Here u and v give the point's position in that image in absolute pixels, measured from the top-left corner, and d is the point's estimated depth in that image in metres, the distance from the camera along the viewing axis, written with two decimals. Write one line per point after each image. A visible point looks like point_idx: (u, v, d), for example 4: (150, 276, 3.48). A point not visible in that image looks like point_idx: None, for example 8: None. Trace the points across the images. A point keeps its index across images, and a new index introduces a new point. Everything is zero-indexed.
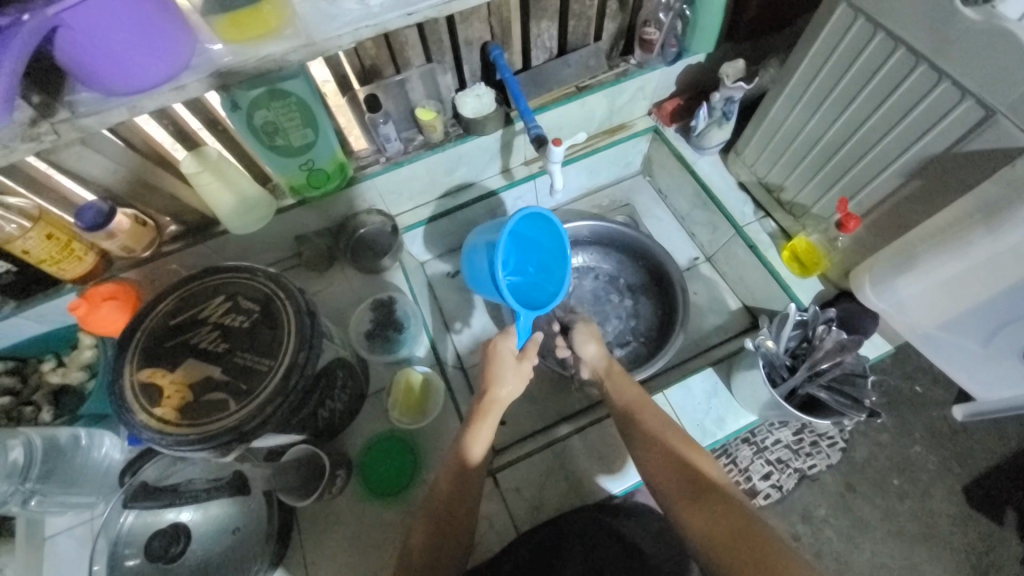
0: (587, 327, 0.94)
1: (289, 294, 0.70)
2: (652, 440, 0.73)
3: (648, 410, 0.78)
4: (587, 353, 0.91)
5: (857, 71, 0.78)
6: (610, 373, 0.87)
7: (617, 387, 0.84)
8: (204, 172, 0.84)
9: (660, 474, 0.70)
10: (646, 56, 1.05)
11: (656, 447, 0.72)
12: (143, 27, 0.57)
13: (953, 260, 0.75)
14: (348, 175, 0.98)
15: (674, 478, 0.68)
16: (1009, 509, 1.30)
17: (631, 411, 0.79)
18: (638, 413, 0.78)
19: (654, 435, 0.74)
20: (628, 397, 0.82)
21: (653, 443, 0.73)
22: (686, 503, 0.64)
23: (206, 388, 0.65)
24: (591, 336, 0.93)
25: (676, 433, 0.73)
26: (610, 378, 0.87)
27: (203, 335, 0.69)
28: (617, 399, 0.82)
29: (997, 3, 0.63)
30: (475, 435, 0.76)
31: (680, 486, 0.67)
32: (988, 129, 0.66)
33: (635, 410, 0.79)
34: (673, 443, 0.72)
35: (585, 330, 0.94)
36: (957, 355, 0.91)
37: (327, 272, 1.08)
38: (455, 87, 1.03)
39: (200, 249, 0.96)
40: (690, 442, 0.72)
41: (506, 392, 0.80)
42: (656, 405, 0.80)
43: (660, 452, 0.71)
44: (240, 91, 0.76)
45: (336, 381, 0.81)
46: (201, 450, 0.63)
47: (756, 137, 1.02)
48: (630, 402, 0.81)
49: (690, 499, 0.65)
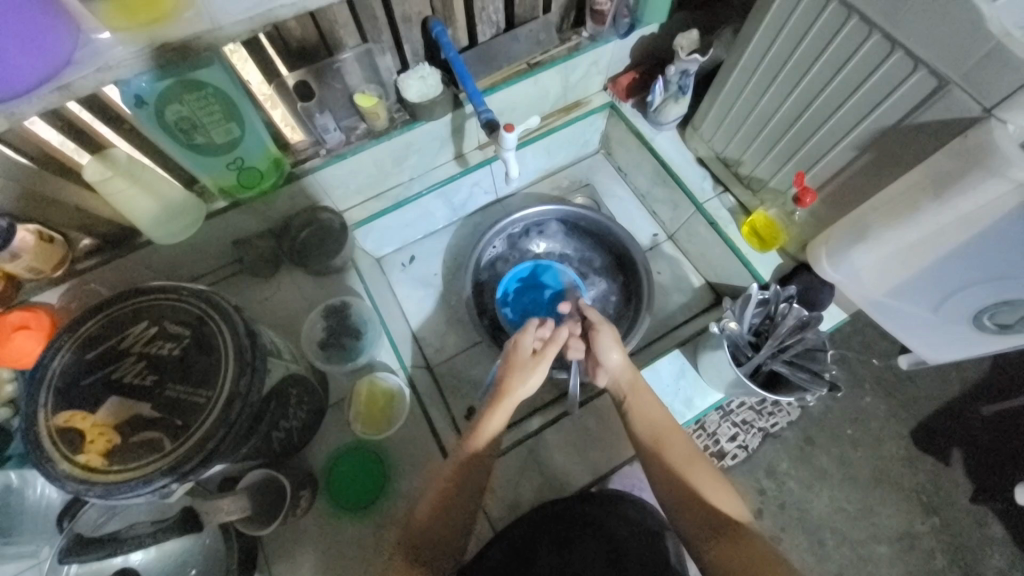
0: (609, 333, 0.82)
1: (224, 314, 0.63)
2: (677, 476, 0.69)
3: (671, 440, 0.73)
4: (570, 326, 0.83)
5: (811, 41, 0.76)
6: (634, 389, 0.79)
7: (642, 409, 0.77)
8: (115, 178, 0.74)
9: (682, 508, 0.67)
10: (598, 28, 1.00)
11: (682, 482, 0.69)
12: (18, 26, 0.47)
13: (902, 228, 0.75)
14: (285, 170, 0.90)
15: (698, 515, 0.66)
16: (951, 448, 1.40)
17: (656, 439, 0.73)
18: (662, 444, 0.73)
19: (679, 469, 0.70)
20: (652, 422, 0.76)
21: (680, 479, 0.69)
22: (708, 541, 0.63)
23: (135, 427, 0.58)
24: (613, 339, 0.82)
25: (699, 463, 0.71)
26: (632, 394, 0.79)
27: (127, 368, 0.61)
28: (639, 422, 0.76)
29: None
30: (481, 432, 0.74)
31: (703, 521, 0.65)
32: (941, 100, 0.65)
33: (660, 438, 0.74)
34: (698, 479, 0.69)
35: (605, 336, 0.82)
36: (910, 320, 0.92)
37: (274, 278, 0.99)
38: (397, 68, 0.95)
39: (123, 263, 0.87)
40: (714, 475, 0.70)
41: (512, 405, 0.77)
42: (680, 430, 0.75)
43: (686, 488, 0.68)
44: (143, 84, 0.67)
45: (290, 400, 0.75)
46: (138, 496, 0.57)
47: (712, 111, 1.00)
48: (656, 427, 0.75)
49: (710, 536, 0.64)
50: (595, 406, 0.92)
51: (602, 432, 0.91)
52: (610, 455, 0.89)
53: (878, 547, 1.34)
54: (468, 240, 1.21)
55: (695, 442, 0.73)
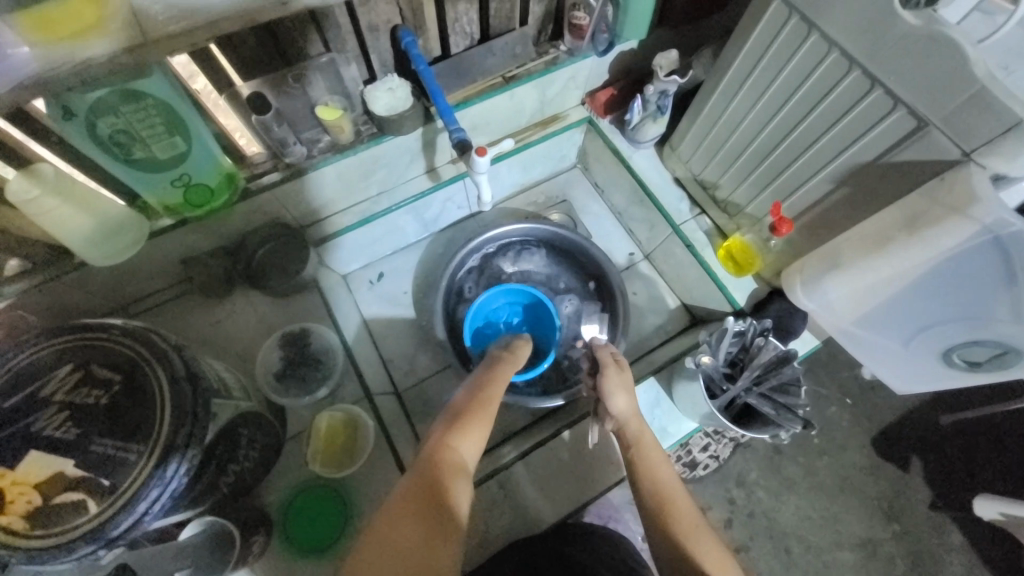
0: (620, 371, 0.77)
1: (160, 357, 0.57)
2: (683, 547, 0.60)
3: (680, 504, 0.65)
4: (602, 354, 0.80)
5: (792, 72, 0.74)
6: (638, 443, 0.71)
7: (647, 467, 0.69)
8: (43, 196, 0.67)
9: None
10: (576, 43, 0.97)
11: (688, 554, 0.60)
12: None
13: (880, 263, 0.74)
14: (238, 186, 0.84)
15: None
16: (912, 456, 1.44)
17: (664, 500, 0.65)
18: (669, 506, 0.64)
19: (686, 539, 0.61)
20: (662, 482, 0.67)
21: (684, 554, 0.60)
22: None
23: (57, 487, 0.52)
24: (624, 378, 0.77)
25: (706, 533, 0.62)
26: (636, 448, 0.71)
27: (47, 418, 0.54)
28: (649, 479, 0.67)
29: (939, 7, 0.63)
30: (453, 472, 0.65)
31: None
32: (919, 140, 0.64)
33: (669, 501, 0.65)
34: (704, 552, 0.60)
35: (617, 374, 0.77)
36: (880, 352, 0.91)
37: (228, 298, 0.93)
38: (364, 79, 0.89)
39: (56, 286, 0.79)
40: (724, 553, 0.61)
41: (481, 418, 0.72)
42: (685, 495, 0.67)
43: (687, 565, 0.59)
44: (72, 95, 0.61)
45: (240, 441, 0.69)
46: (65, 561, 0.52)
47: (691, 132, 0.98)
48: (662, 492, 0.66)
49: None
50: (569, 436, 0.89)
51: (575, 464, 0.88)
52: (584, 489, 0.86)
53: (842, 554, 1.37)
54: (440, 255, 1.17)
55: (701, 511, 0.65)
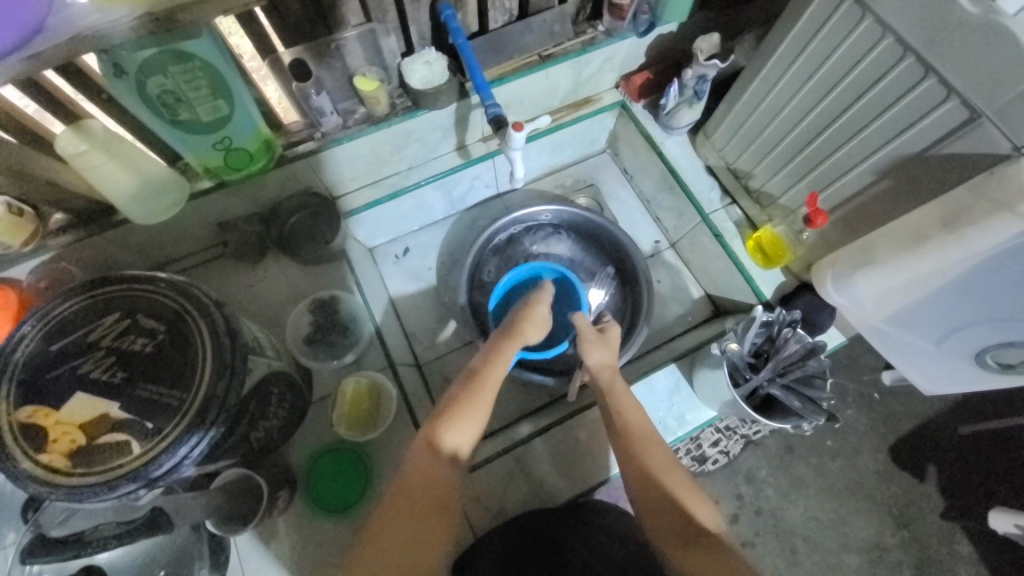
0: (594, 338, 0.79)
1: (203, 310, 0.59)
2: (651, 482, 0.66)
3: (650, 440, 0.69)
4: (577, 322, 0.81)
5: (840, 58, 0.72)
6: (611, 387, 0.75)
7: (621, 409, 0.72)
8: (90, 151, 0.69)
9: (654, 520, 0.64)
10: (615, 23, 0.95)
11: (656, 488, 0.65)
12: None
13: (912, 261, 0.73)
14: (275, 153, 0.85)
15: (669, 523, 0.63)
16: (928, 466, 1.41)
17: (635, 439, 0.69)
18: (636, 444, 0.69)
19: (655, 473, 0.66)
20: (626, 419, 0.71)
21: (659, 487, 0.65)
22: (681, 547, 0.61)
23: (101, 427, 0.54)
24: (601, 341, 0.79)
25: (673, 466, 0.68)
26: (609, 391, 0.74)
27: (95, 363, 0.57)
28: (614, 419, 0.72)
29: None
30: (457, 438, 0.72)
31: (672, 526, 0.63)
32: (970, 133, 0.63)
33: (635, 439, 0.69)
34: (672, 485, 0.66)
35: (588, 338, 0.79)
36: (909, 350, 0.90)
37: (260, 263, 0.95)
38: (402, 51, 0.89)
39: (98, 241, 0.82)
40: (689, 482, 0.67)
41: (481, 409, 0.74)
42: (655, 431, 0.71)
43: (661, 494, 0.65)
44: (123, 52, 0.62)
45: (270, 399, 0.72)
46: (103, 500, 0.54)
47: (727, 120, 0.96)
48: (631, 431, 0.70)
49: (684, 542, 0.61)
50: (585, 417, 0.90)
51: (590, 445, 0.88)
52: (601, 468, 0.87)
53: (848, 557, 1.36)
54: (465, 233, 1.18)
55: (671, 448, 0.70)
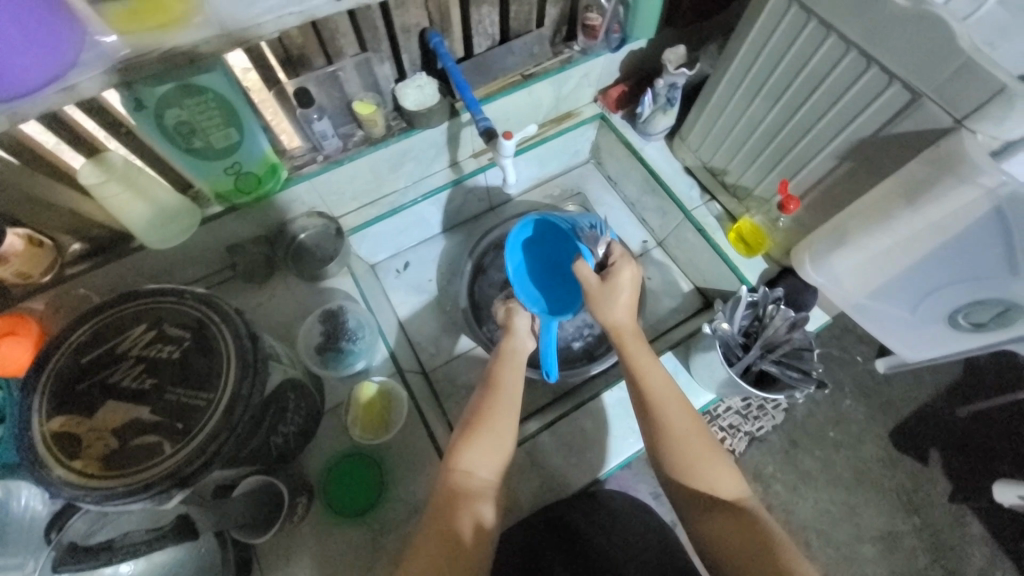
0: (600, 291, 0.77)
1: (225, 317, 0.63)
2: (675, 446, 0.69)
3: (669, 405, 0.71)
4: (578, 274, 0.79)
5: (793, 56, 0.80)
6: (625, 344, 0.76)
7: (642, 370, 0.74)
8: (110, 182, 0.73)
9: (678, 484, 0.68)
10: (589, 42, 1.04)
11: (681, 453, 0.68)
12: (30, 29, 0.49)
13: (880, 235, 0.80)
14: (281, 176, 0.90)
15: (692, 490, 0.67)
16: (930, 450, 1.44)
17: (655, 402, 0.71)
18: (659, 409, 0.71)
19: (679, 439, 0.69)
20: (650, 382, 0.73)
21: (679, 454, 0.68)
22: (703, 513, 0.65)
23: (133, 431, 0.57)
24: (610, 294, 0.77)
25: (698, 431, 0.70)
26: (625, 349, 0.76)
27: (125, 371, 0.60)
28: (638, 383, 0.74)
29: None
30: (468, 445, 0.70)
31: (695, 494, 0.67)
32: (914, 112, 0.70)
33: (659, 404, 0.71)
34: (695, 450, 0.68)
35: (597, 295, 0.78)
36: (888, 320, 0.96)
37: (268, 282, 1.00)
38: (395, 78, 0.96)
39: (114, 267, 0.86)
40: (716, 449, 0.69)
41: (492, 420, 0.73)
42: (678, 392, 0.73)
43: (683, 461, 0.68)
44: (143, 88, 0.67)
45: (288, 405, 0.74)
46: (135, 502, 0.55)
47: (699, 123, 1.04)
48: (652, 396, 0.72)
49: (705, 509, 0.65)
50: (590, 408, 0.93)
51: (597, 434, 0.91)
52: (610, 456, 0.90)
53: (863, 547, 1.36)
54: (462, 246, 1.23)
55: (697, 411, 0.72)
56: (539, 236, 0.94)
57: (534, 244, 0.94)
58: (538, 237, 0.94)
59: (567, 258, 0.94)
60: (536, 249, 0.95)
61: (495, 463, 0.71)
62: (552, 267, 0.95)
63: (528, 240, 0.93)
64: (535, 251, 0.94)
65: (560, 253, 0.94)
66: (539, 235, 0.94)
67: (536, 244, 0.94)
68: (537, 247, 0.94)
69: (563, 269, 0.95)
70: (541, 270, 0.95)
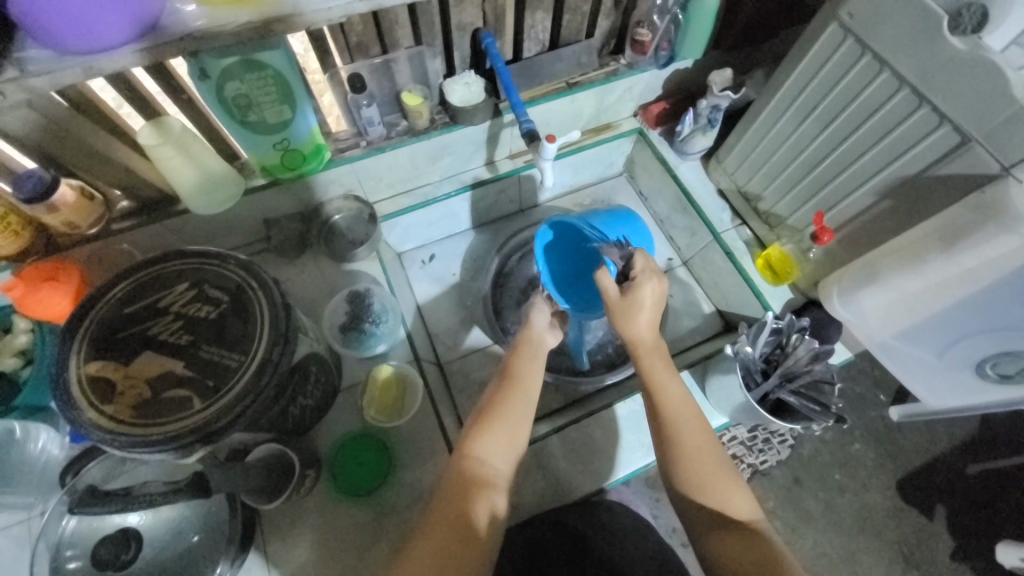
0: (619, 305, 0.75)
1: (263, 284, 0.64)
2: (686, 462, 0.68)
3: (684, 419, 0.71)
4: (599, 284, 0.76)
5: (841, 89, 0.80)
6: (641, 357, 0.75)
7: (658, 381, 0.73)
8: (165, 146, 0.76)
9: (687, 499, 0.68)
10: (637, 57, 1.05)
11: (692, 467, 0.68)
12: None
13: (913, 277, 0.79)
14: (325, 158, 0.93)
15: (701, 506, 0.67)
16: (936, 504, 1.40)
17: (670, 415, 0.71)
18: (672, 423, 0.71)
19: (689, 452, 0.69)
20: (665, 396, 0.72)
21: (691, 469, 0.68)
22: (711, 531, 0.65)
23: (166, 383, 0.59)
24: (630, 310, 0.74)
25: (712, 448, 0.70)
26: (641, 362, 0.75)
27: (163, 325, 0.63)
28: (653, 396, 0.73)
29: (984, 34, 0.69)
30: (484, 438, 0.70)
31: (703, 511, 0.66)
32: (961, 155, 0.69)
33: (673, 417, 0.71)
34: (707, 467, 0.68)
35: (616, 309, 0.75)
36: (912, 364, 0.95)
37: (299, 259, 1.02)
38: (444, 73, 0.99)
39: (157, 227, 0.89)
40: (727, 469, 0.69)
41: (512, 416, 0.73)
42: (694, 408, 0.73)
43: (693, 479, 0.67)
44: (210, 58, 0.70)
45: (309, 377, 0.76)
46: (159, 453, 0.57)
47: (737, 147, 1.04)
48: (667, 410, 0.71)
49: (712, 527, 0.65)
50: (601, 417, 0.93)
51: (606, 444, 0.91)
52: (618, 466, 0.90)
53: None
54: (488, 245, 1.24)
55: (712, 427, 0.71)
56: (560, 238, 0.95)
57: (557, 246, 0.95)
58: (559, 239, 0.95)
59: (590, 259, 0.95)
60: (559, 249, 0.95)
61: (512, 455, 0.72)
62: (576, 265, 0.96)
63: (550, 244, 0.94)
64: (558, 252, 0.95)
65: (584, 254, 0.95)
66: (562, 236, 0.95)
67: (559, 246, 0.95)
68: (560, 248, 0.95)
69: (587, 269, 0.95)
70: (565, 271, 0.95)
